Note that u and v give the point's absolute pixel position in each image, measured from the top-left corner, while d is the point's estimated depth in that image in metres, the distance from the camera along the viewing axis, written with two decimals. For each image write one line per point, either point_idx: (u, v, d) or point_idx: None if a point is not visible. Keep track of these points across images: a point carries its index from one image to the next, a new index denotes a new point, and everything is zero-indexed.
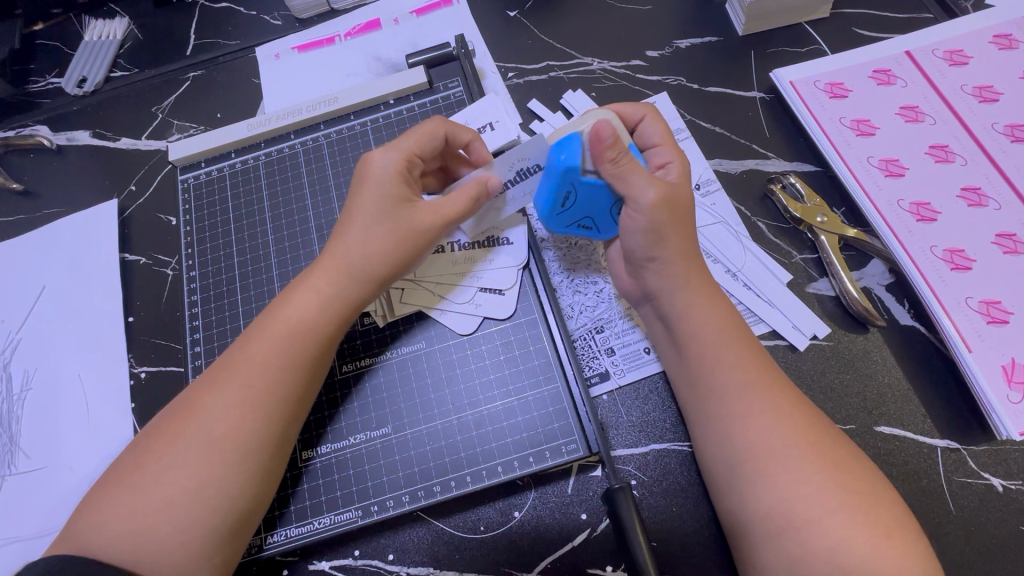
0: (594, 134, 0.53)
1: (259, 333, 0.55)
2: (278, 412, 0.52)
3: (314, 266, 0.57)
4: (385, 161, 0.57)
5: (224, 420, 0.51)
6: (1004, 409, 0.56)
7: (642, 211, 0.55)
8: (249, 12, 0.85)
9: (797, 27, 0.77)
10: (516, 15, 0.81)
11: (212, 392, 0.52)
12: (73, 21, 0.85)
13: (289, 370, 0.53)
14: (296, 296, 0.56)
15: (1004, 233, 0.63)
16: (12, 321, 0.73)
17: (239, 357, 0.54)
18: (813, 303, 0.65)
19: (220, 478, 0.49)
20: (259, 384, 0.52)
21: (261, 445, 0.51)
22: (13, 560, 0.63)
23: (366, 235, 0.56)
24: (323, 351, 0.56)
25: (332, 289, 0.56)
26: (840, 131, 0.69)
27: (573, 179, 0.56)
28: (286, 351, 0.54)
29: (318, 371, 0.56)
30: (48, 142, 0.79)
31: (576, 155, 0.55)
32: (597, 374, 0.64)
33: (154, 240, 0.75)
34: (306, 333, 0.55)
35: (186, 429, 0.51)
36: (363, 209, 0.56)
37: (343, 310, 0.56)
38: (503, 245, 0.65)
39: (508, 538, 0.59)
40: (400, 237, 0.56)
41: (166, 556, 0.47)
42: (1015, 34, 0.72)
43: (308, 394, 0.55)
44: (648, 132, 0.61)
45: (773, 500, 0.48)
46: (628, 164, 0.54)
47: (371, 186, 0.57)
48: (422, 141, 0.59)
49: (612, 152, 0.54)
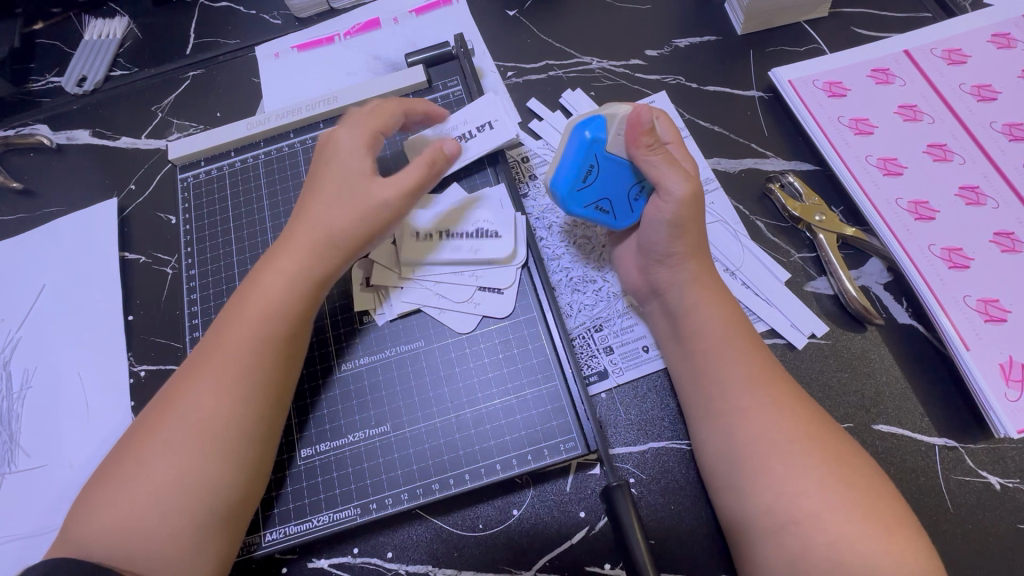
0: (630, 117, 0.56)
1: (232, 315, 0.55)
2: (255, 394, 0.52)
3: (282, 247, 0.57)
4: (350, 137, 0.59)
5: (203, 405, 0.51)
6: (1001, 407, 0.56)
7: (671, 202, 0.57)
8: (248, 12, 0.85)
9: (796, 27, 0.77)
10: (515, 15, 0.81)
11: (191, 379, 0.53)
12: (73, 21, 0.85)
13: (262, 349, 0.54)
14: (265, 277, 0.56)
15: (1002, 231, 0.63)
16: (11, 320, 0.74)
17: (215, 342, 0.54)
18: (811, 302, 0.65)
19: (210, 470, 0.50)
20: (232, 365, 0.53)
21: (249, 433, 0.52)
22: (12, 558, 0.63)
23: (330, 209, 0.57)
24: (295, 329, 0.56)
25: (299, 267, 0.56)
26: (838, 130, 0.69)
27: (598, 153, 0.57)
28: (259, 330, 0.54)
29: (293, 350, 0.56)
30: (48, 141, 0.79)
31: (606, 132, 0.57)
32: (596, 373, 0.64)
33: (154, 239, 0.75)
34: (277, 311, 0.55)
35: (170, 418, 0.51)
36: (329, 185, 0.58)
37: (313, 287, 0.57)
38: (491, 239, 0.64)
39: (506, 536, 0.59)
40: (363, 209, 0.57)
41: (161, 552, 0.47)
42: (1013, 34, 0.72)
43: (285, 375, 0.55)
44: (662, 129, 0.61)
45: (772, 495, 0.48)
46: (660, 153, 0.56)
47: (339, 167, 0.59)
48: (384, 117, 0.61)
49: (648, 138, 0.56)
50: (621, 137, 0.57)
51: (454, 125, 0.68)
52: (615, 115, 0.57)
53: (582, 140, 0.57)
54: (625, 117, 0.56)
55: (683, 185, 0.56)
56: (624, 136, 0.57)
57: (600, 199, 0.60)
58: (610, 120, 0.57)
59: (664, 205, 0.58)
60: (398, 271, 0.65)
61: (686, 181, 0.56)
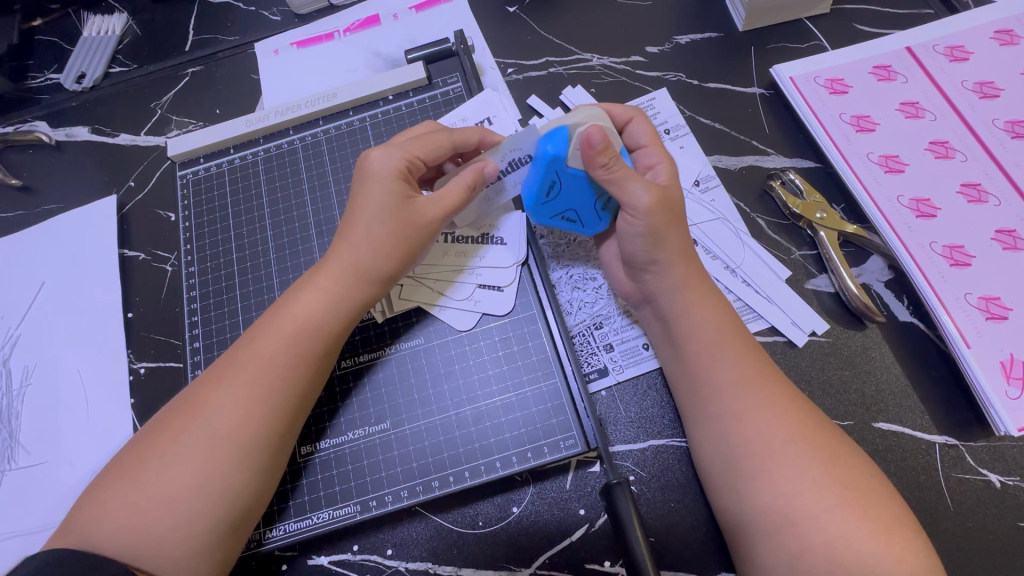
0: (585, 136, 0.52)
1: (266, 330, 0.55)
2: (291, 403, 0.53)
3: (321, 267, 0.57)
4: (386, 160, 0.57)
5: (233, 414, 0.51)
6: (1003, 405, 0.56)
7: (639, 215, 0.56)
8: (248, 8, 0.84)
9: (797, 23, 0.77)
10: (515, 11, 0.81)
11: (217, 388, 0.52)
12: (73, 17, 0.85)
13: (296, 367, 0.54)
14: (302, 296, 0.56)
15: (1005, 229, 0.63)
16: (12, 317, 0.74)
17: (244, 354, 0.54)
18: (812, 299, 0.65)
19: (234, 478, 0.50)
20: (264, 381, 0.53)
21: (272, 445, 0.52)
22: (12, 554, 0.63)
23: (374, 236, 0.56)
24: (328, 347, 0.56)
25: (340, 289, 0.57)
26: (840, 127, 0.69)
27: (559, 171, 0.55)
28: (294, 347, 0.54)
29: (326, 366, 0.56)
30: (47, 138, 0.79)
31: (567, 149, 0.54)
32: (596, 370, 0.64)
33: (154, 236, 0.75)
34: (314, 330, 0.55)
35: (193, 424, 0.51)
36: (369, 210, 0.57)
37: (349, 310, 0.57)
38: (497, 244, 0.65)
39: (507, 533, 0.59)
40: (404, 234, 0.56)
41: (165, 556, 0.47)
42: (1016, 30, 0.72)
43: (314, 388, 0.55)
44: (636, 132, 0.62)
45: (770, 495, 0.48)
46: (620, 171, 0.54)
47: (372, 187, 0.57)
48: (427, 146, 0.58)
49: (604, 157, 0.53)
50: (579, 153, 0.54)
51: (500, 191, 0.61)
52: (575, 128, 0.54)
53: (542, 157, 0.55)
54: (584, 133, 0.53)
55: (648, 195, 0.55)
56: (581, 152, 0.54)
57: (567, 211, 0.60)
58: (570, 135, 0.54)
59: (634, 220, 0.56)
60: None
61: (650, 190, 0.55)
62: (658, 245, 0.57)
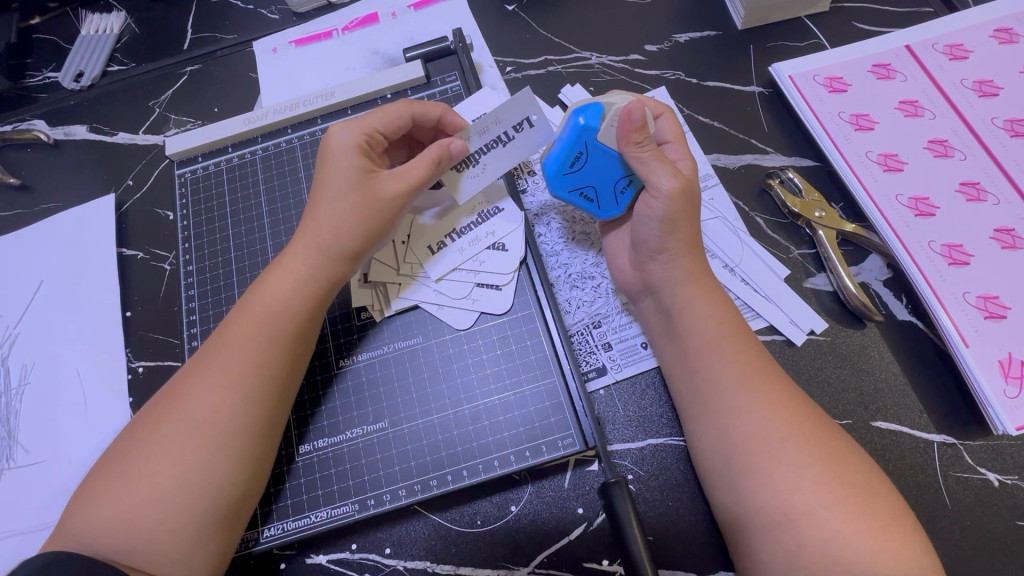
0: (626, 110, 0.55)
1: (240, 316, 0.55)
2: (264, 389, 0.53)
3: (289, 247, 0.57)
4: (346, 135, 0.58)
5: (208, 401, 0.51)
6: (1002, 404, 0.56)
7: (660, 198, 0.56)
8: (246, 6, 0.84)
9: (797, 21, 0.76)
10: (514, 10, 0.80)
11: (195, 378, 0.52)
12: (71, 15, 0.85)
13: (271, 350, 0.54)
14: (272, 279, 0.56)
15: (1003, 228, 0.63)
16: (10, 316, 0.73)
17: (221, 341, 0.54)
18: (810, 298, 0.64)
19: (214, 468, 0.50)
20: (239, 365, 0.52)
21: (252, 430, 0.51)
22: (11, 552, 0.64)
23: (334, 210, 0.56)
24: (302, 328, 0.56)
25: (307, 268, 0.56)
26: (839, 126, 0.69)
27: (588, 140, 0.58)
28: (267, 329, 0.54)
29: (301, 349, 0.56)
30: (44, 136, 0.79)
31: (600, 121, 0.57)
32: (594, 369, 0.64)
33: (153, 234, 0.75)
34: (282, 310, 0.55)
35: (173, 415, 0.51)
36: (331, 184, 0.57)
37: (315, 289, 0.56)
38: (498, 249, 0.65)
39: (506, 531, 0.59)
40: (365, 208, 0.56)
41: (161, 559, 0.47)
42: (1016, 28, 0.72)
43: (292, 370, 0.55)
44: (663, 127, 0.61)
45: (768, 492, 0.48)
46: (650, 151, 0.56)
47: (335, 161, 0.58)
48: (387, 118, 0.60)
49: (639, 136, 0.56)
50: (613, 129, 0.57)
51: (477, 238, 0.65)
52: (613, 107, 0.57)
53: (574, 125, 0.58)
54: (621, 110, 0.57)
55: (672, 181, 0.55)
56: (617, 128, 0.57)
57: (586, 186, 0.60)
58: (607, 111, 0.57)
59: (654, 202, 0.57)
60: (397, 267, 0.64)
61: (675, 177, 0.55)
62: (671, 233, 0.57)
